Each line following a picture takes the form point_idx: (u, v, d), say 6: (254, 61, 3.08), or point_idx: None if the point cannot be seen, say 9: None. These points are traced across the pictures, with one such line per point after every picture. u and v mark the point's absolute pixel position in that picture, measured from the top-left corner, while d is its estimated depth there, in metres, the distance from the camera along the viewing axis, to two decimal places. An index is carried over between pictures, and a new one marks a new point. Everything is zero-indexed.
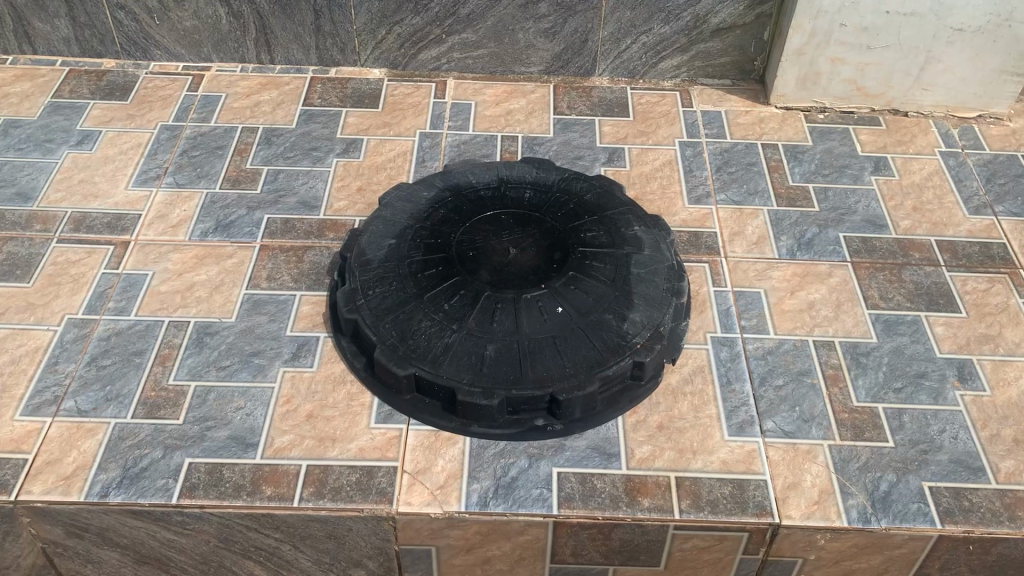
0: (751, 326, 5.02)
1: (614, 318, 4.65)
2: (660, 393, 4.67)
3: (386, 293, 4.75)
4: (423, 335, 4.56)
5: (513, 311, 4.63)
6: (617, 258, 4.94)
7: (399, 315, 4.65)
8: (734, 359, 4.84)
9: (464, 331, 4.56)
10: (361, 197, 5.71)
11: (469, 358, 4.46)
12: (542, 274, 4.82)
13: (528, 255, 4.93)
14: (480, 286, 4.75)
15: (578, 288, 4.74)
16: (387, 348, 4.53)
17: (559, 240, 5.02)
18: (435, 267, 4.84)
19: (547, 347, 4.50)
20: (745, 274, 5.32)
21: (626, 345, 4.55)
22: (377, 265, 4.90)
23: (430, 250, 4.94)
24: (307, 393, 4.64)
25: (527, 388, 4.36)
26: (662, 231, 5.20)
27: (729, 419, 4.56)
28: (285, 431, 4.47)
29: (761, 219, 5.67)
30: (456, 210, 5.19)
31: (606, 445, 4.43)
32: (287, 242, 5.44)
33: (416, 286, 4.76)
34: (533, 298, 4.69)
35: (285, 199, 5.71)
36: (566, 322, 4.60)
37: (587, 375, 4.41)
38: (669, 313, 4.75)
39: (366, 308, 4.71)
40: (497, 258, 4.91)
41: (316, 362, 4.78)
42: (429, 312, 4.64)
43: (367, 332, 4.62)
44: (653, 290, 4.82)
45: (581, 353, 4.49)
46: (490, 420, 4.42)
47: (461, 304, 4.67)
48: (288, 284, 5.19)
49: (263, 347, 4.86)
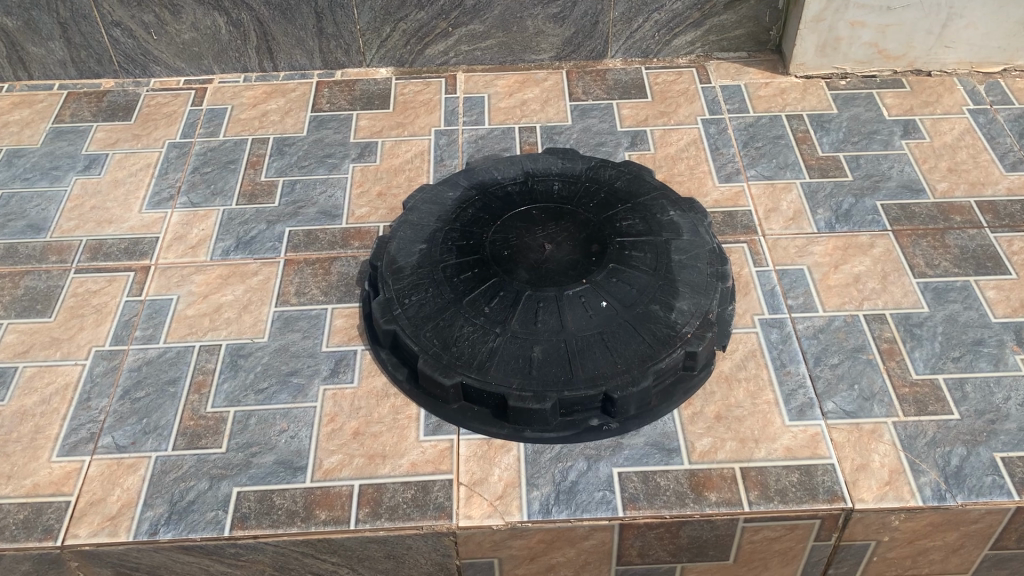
0: (798, 305, 4.88)
1: (661, 308, 4.50)
2: (714, 382, 4.53)
3: (423, 301, 4.60)
4: (466, 342, 4.42)
5: (557, 310, 4.49)
6: (656, 246, 4.79)
7: (439, 322, 4.50)
8: (785, 340, 4.70)
9: (508, 335, 4.41)
10: (383, 202, 5.54)
11: (517, 361, 4.32)
12: (581, 269, 4.67)
13: (565, 250, 4.78)
14: (519, 285, 4.60)
15: (621, 280, 4.60)
16: (431, 358, 4.38)
17: (594, 232, 4.87)
18: (471, 270, 4.69)
19: (595, 344, 4.36)
20: (786, 251, 5.17)
21: (676, 335, 4.41)
22: (410, 273, 4.74)
23: (463, 252, 4.79)
24: (350, 410, 4.49)
25: (580, 389, 4.22)
26: (698, 214, 5.05)
27: (788, 404, 4.42)
28: (332, 451, 4.33)
29: (795, 193, 5.52)
30: (485, 208, 5.03)
31: (665, 441, 4.30)
32: (312, 254, 5.27)
33: (454, 291, 4.61)
34: (575, 294, 4.54)
35: (305, 209, 5.55)
36: (612, 317, 4.46)
37: (640, 370, 4.27)
38: (715, 299, 4.60)
39: (404, 317, 4.56)
40: (533, 255, 4.76)
41: (357, 377, 4.63)
42: (470, 317, 4.50)
43: (408, 342, 4.47)
44: (697, 276, 4.67)
45: (631, 348, 4.35)
46: (543, 424, 4.27)
47: (502, 306, 4.53)
48: (318, 297, 5.03)
49: (300, 365, 4.70)
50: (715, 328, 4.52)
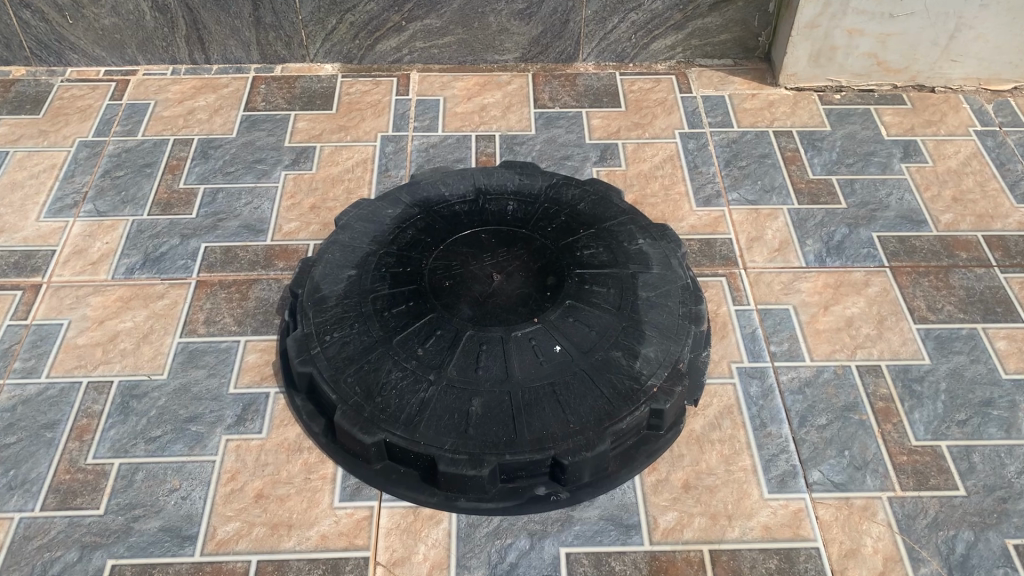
0: (782, 352, 4.25)
1: (624, 356, 3.85)
2: (683, 443, 3.89)
3: (347, 339, 3.93)
4: (393, 390, 3.75)
5: (502, 355, 3.83)
6: (622, 281, 4.14)
7: (364, 365, 3.84)
8: (766, 395, 4.07)
9: (444, 383, 3.75)
10: (315, 216, 4.87)
11: (451, 416, 3.66)
12: (534, 307, 4.02)
13: (516, 283, 4.13)
14: (460, 324, 3.95)
15: (578, 321, 3.95)
16: (350, 409, 3.72)
17: (551, 262, 4.21)
18: (405, 303, 4.03)
19: (544, 398, 3.70)
20: (769, 288, 4.54)
21: (641, 388, 3.76)
22: (334, 304, 4.07)
23: (397, 282, 4.12)
24: (255, 467, 3.83)
25: (524, 452, 3.56)
26: (671, 243, 4.41)
27: (767, 473, 3.79)
28: (229, 517, 3.67)
29: (782, 221, 4.89)
30: (427, 230, 4.36)
31: (622, 514, 3.66)
32: (229, 276, 4.60)
33: (383, 328, 3.95)
34: (524, 337, 3.89)
35: (225, 223, 4.87)
36: (566, 365, 3.81)
37: (596, 431, 3.62)
38: (688, 345, 3.96)
39: (323, 358, 3.89)
40: (479, 288, 4.11)
41: (266, 427, 3.97)
42: (399, 360, 3.84)
43: (325, 388, 3.80)
44: (667, 318, 4.03)
45: (587, 403, 3.70)
46: (480, 492, 3.62)
47: (438, 348, 3.87)
48: (230, 328, 4.36)
49: (202, 410, 4.04)
50: (686, 381, 3.87)
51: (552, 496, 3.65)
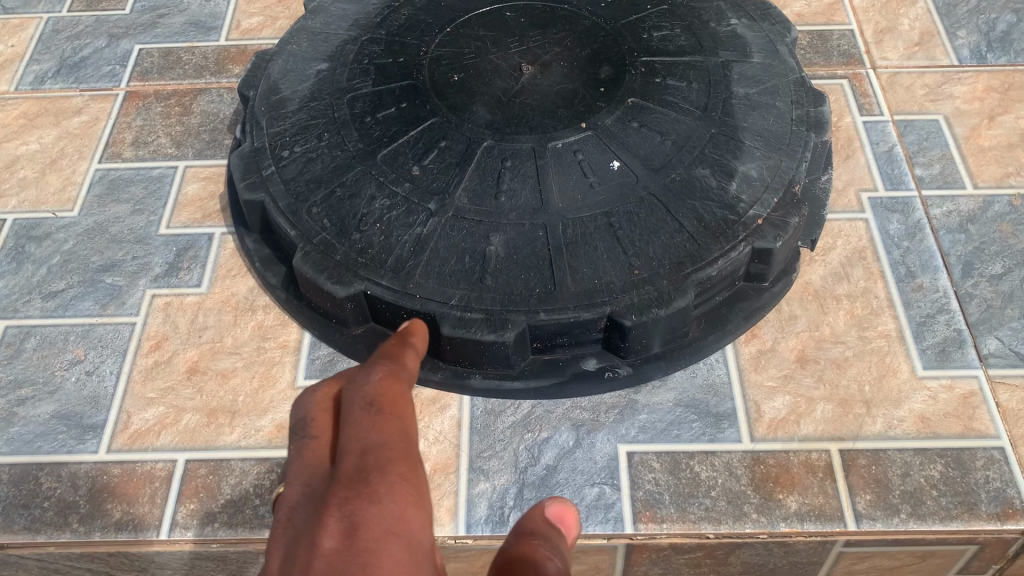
0: (933, 178, 3.00)
1: (712, 175, 2.65)
2: (795, 300, 2.71)
3: (312, 155, 2.77)
4: (377, 224, 2.60)
5: (535, 174, 2.65)
6: (709, 73, 2.88)
7: (335, 190, 2.68)
8: (914, 234, 2.85)
9: (450, 215, 2.59)
10: (286, 9, 3.66)
11: (459, 259, 2.51)
12: (581, 105, 2.78)
13: (556, 73, 2.86)
14: (474, 130, 2.74)
15: (645, 127, 2.73)
16: (315, 250, 2.58)
17: (605, 45, 2.93)
18: (395, 104, 2.82)
19: (596, 234, 2.54)
20: (909, 93, 3.25)
21: (738, 221, 2.57)
22: (297, 110, 2.89)
23: (385, 76, 2.90)
24: (189, 331, 2.73)
25: (566, 310, 2.42)
26: (777, 24, 3.11)
27: (920, 342, 2.61)
28: (150, 400, 2.60)
29: (922, 6, 3.55)
30: (430, 8, 3.10)
31: (710, 399, 2.52)
32: (168, 85, 3.43)
33: (364, 139, 2.77)
34: (566, 147, 2.68)
35: (167, 19, 3.67)
36: (628, 188, 2.61)
37: (673, 279, 2.46)
38: (804, 161, 2.73)
39: (279, 182, 2.73)
40: (502, 80, 2.85)
41: (207, 278, 2.85)
42: (386, 183, 2.67)
43: (281, 224, 2.66)
44: (774, 123, 2.79)
45: (658, 242, 2.52)
46: (503, 366, 2.49)
47: (442, 166, 2.68)
48: (166, 150, 3.22)
49: (121, 255, 2.93)
50: (803, 210, 2.66)
51: (608, 372, 2.51)
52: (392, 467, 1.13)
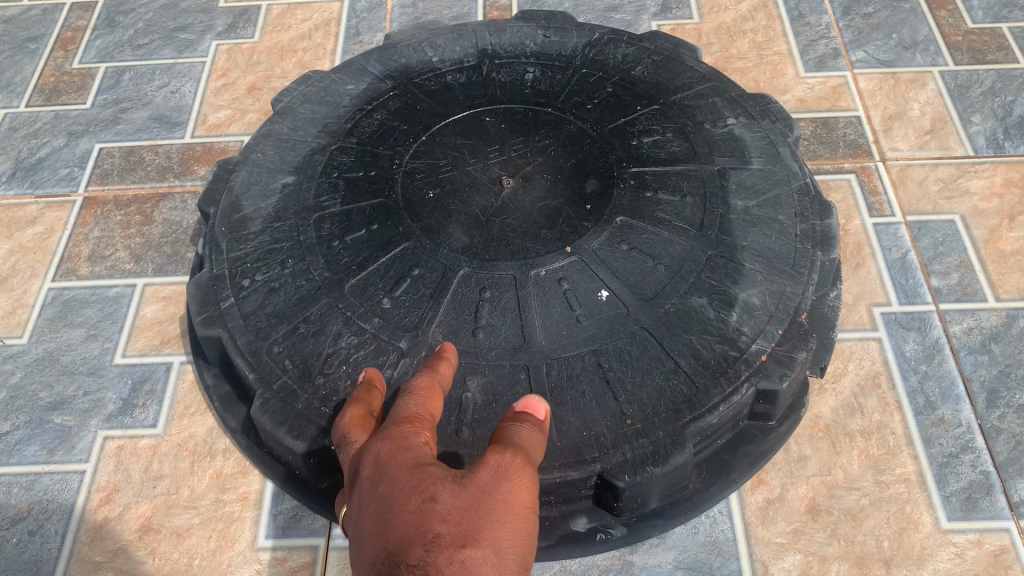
0: (951, 288, 2.77)
1: (709, 304, 2.42)
2: (803, 438, 2.47)
3: (275, 284, 2.54)
4: (343, 366, 2.37)
5: (515, 307, 2.42)
6: (704, 183, 2.66)
7: (299, 326, 2.45)
8: (932, 357, 2.62)
9: (423, 355, 2.36)
10: (256, 101, 3.46)
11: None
12: (565, 225, 2.55)
13: (539, 188, 2.64)
14: (449, 256, 2.51)
15: (636, 250, 2.50)
16: (275, 396, 2.35)
17: (592, 154, 2.71)
18: (365, 226, 2.60)
19: (583, 376, 2.30)
20: (921, 189, 3.02)
21: (739, 357, 2.34)
22: (259, 230, 2.66)
23: (355, 192, 2.68)
24: (143, 480, 2.51)
25: (551, 469, 2.17)
26: (778, 122, 2.89)
27: (943, 487, 2.37)
28: (96, 565, 2.36)
29: (933, 88, 3.33)
30: (404, 112, 2.89)
31: (713, 560, 2.28)
32: (129, 190, 3.22)
33: (331, 266, 2.54)
34: (550, 276, 2.46)
35: (131, 113, 3.47)
36: (618, 322, 2.38)
37: (669, 430, 2.22)
38: (811, 284, 2.50)
39: (238, 316, 2.51)
40: (480, 197, 2.63)
41: (164, 416, 2.63)
42: (353, 318, 2.44)
43: (239, 364, 2.43)
44: (776, 239, 2.56)
45: (653, 385, 2.29)
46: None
47: (414, 297, 2.45)
48: (125, 265, 3.00)
49: (72, 390, 2.71)
50: (811, 340, 2.43)
51: (599, 533, 2.27)
52: (425, 418, 1.73)
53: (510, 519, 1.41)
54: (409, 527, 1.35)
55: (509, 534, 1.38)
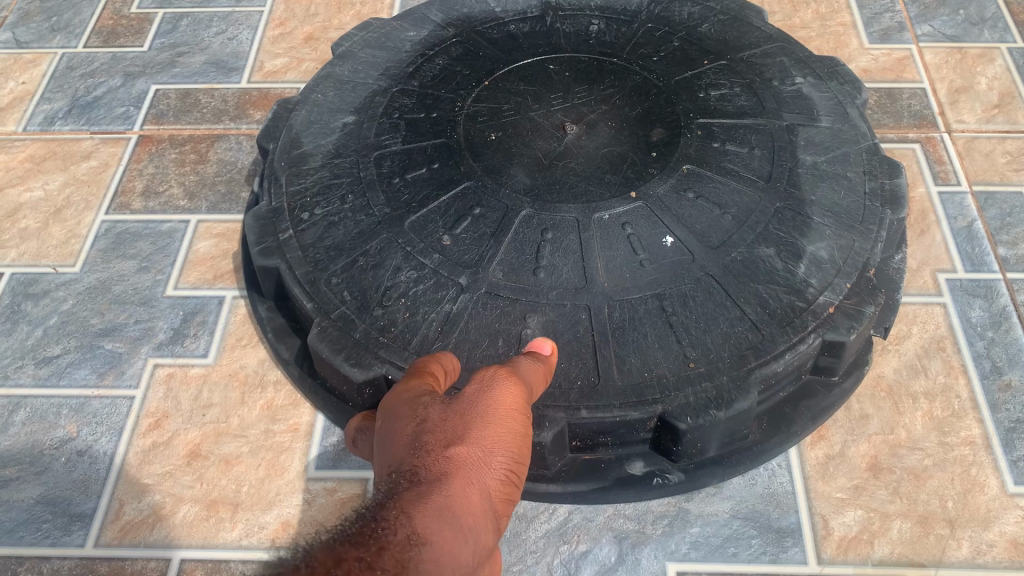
0: (1018, 258, 2.71)
1: (777, 255, 2.36)
2: (865, 397, 2.42)
3: (334, 217, 2.51)
4: (401, 299, 2.34)
5: (578, 248, 2.37)
6: (772, 138, 2.61)
7: (358, 259, 2.42)
8: (998, 324, 2.56)
9: (482, 292, 2.32)
10: (313, 50, 3.45)
11: (492, 343, 2.24)
12: (630, 171, 2.51)
13: (603, 134, 2.60)
14: (511, 196, 2.47)
15: (702, 198, 2.46)
16: (332, 326, 2.32)
17: (658, 104, 2.67)
18: (426, 164, 2.57)
19: (646, 319, 2.25)
20: (989, 161, 2.96)
21: (806, 308, 2.28)
22: (319, 166, 2.64)
23: (416, 132, 2.65)
24: (192, 408, 2.49)
25: (611, 407, 2.12)
26: (846, 84, 2.84)
27: (1010, 451, 2.31)
28: (145, 487, 2.34)
29: (1001, 64, 3.27)
30: (467, 58, 2.87)
31: (771, 512, 2.23)
32: (185, 130, 3.21)
33: (391, 201, 2.51)
34: (613, 220, 2.42)
35: (187, 57, 3.47)
36: (682, 268, 2.33)
37: (734, 375, 2.16)
38: (880, 241, 2.45)
39: (296, 247, 2.48)
40: (543, 141, 2.60)
41: (214, 347, 2.61)
42: (413, 253, 2.41)
43: (296, 294, 2.40)
44: (845, 196, 2.51)
45: (718, 331, 2.23)
46: (536, 467, 2.18)
47: (475, 235, 2.42)
48: (178, 201, 2.99)
49: (123, 319, 2.69)
50: (879, 296, 2.37)
51: (656, 478, 2.21)
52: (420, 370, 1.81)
53: (498, 419, 1.48)
54: (399, 455, 1.41)
55: (495, 431, 1.45)
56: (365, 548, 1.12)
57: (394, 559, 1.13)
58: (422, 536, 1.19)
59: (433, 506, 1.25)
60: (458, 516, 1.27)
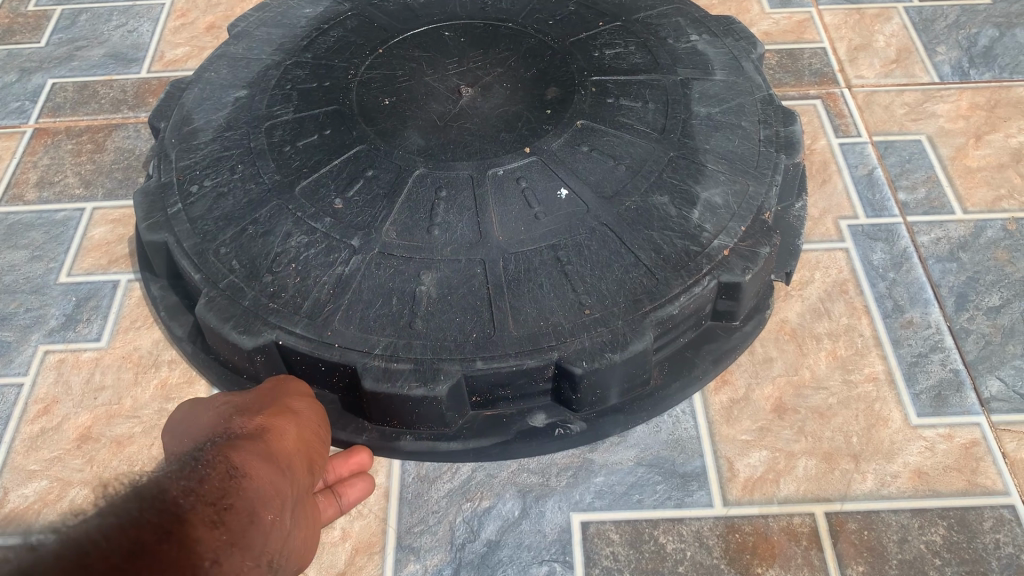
0: (918, 202, 2.73)
1: (671, 202, 2.35)
2: (769, 343, 2.41)
3: (224, 188, 2.45)
4: (292, 265, 2.26)
5: (473, 205, 2.34)
6: (666, 92, 2.62)
7: (247, 227, 2.35)
8: (899, 265, 2.56)
9: (375, 252, 2.26)
10: (214, 38, 3.40)
11: (386, 302, 2.17)
12: (524, 129, 2.49)
13: (498, 95, 2.58)
14: (405, 158, 2.44)
15: (596, 151, 2.44)
16: (221, 296, 2.23)
17: (553, 64, 2.67)
18: (318, 131, 2.53)
19: (541, 269, 2.21)
20: (887, 113, 2.99)
21: (701, 252, 2.26)
22: (210, 140, 2.58)
23: (308, 102, 2.61)
24: (83, 392, 2.40)
25: (507, 357, 2.07)
26: (742, 41, 2.86)
27: (913, 386, 2.30)
28: (31, 473, 2.24)
29: (898, 22, 3.32)
30: (362, 30, 2.84)
31: (676, 457, 2.19)
32: (82, 121, 3.14)
33: (282, 170, 2.45)
34: (508, 175, 2.39)
35: (86, 51, 3.40)
36: (577, 219, 2.31)
37: (629, 318, 2.13)
38: (775, 185, 2.44)
39: (184, 220, 2.41)
40: (438, 104, 2.57)
41: (108, 331, 2.53)
42: (304, 218, 2.34)
43: (184, 267, 2.32)
44: (740, 143, 2.52)
45: (612, 277, 2.20)
46: (437, 425, 2.14)
47: (368, 198, 2.37)
48: (73, 190, 2.91)
49: (13, 308, 2.60)
50: (778, 238, 2.36)
51: (558, 429, 2.17)
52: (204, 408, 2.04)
53: (296, 391, 2.01)
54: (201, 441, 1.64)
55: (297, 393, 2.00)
56: (190, 477, 1.25)
57: (215, 485, 1.28)
58: (241, 468, 1.39)
59: (249, 453, 1.47)
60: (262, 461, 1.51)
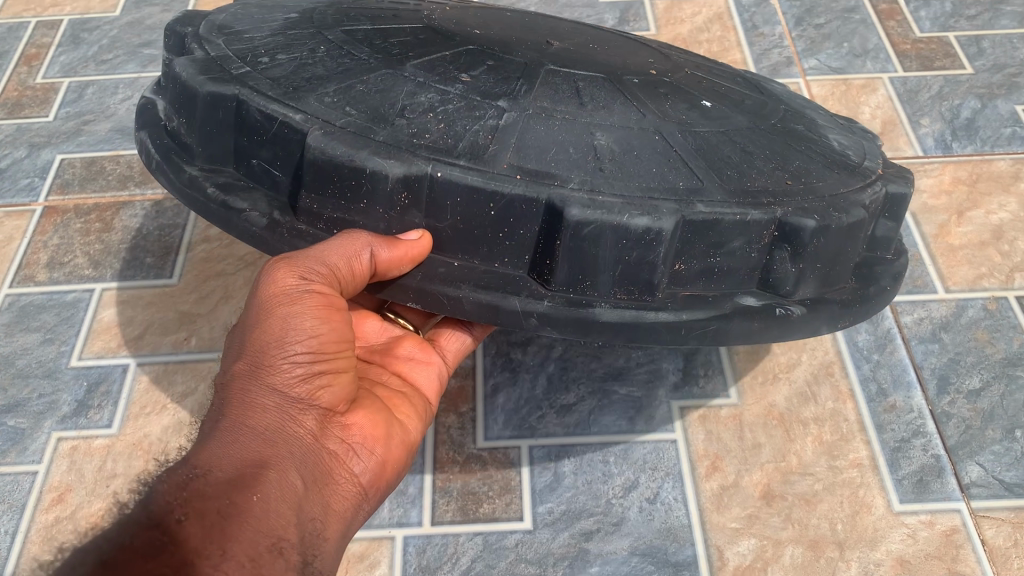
0: (902, 280, 2.82)
1: (809, 131, 2.25)
2: (758, 427, 2.49)
3: (307, 58, 2.15)
4: (430, 113, 1.98)
5: (623, 91, 2.09)
6: (747, 79, 2.52)
7: (357, 84, 2.05)
8: (883, 347, 2.66)
9: (531, 108, 2.00)
10: None
11: (563, 150, 1.93)
12: (641, 67, 2.25)
13: (591, 50, 2.31)
14: (526, 55, 2.16)
15: (721, 87, 2.29)
16: (342, 135, 1.94)
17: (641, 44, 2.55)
18: (413, 30, 2.24)
19: (720, 146, 2.02)
20: None
21: (860, 166, 2.16)
22: (273, 32, 2.28)
23: (394, 13, 2.34)
24: (95, 481, 2.48)
25: (730, 206, 1.89)
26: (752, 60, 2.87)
27: (896, 471, 2.39)
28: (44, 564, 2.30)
29: (883, 93, 3.41)
30: None
31: (668, 546, 2.27)
32: (90, 199, 3.22)
33: (382, 43, 2.18)
34: (645, 82, 2.16)
35: (92, 125, 3.49)
36: (735, 124, 2.12)
37: (831, 191, 2.01)
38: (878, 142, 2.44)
39: (262, 79, 2.11)
40: (533, 39, 2.29)
41: (119, 417, 2.62)
42: (427, 82, 2.05)
43: (276, 110, 2.01)
44: (823, 111, 2.49)
45: (788, 160, 2.05)
46: (639, 293, 1.90)
47: (499, 78, 2.07)
48: (82, 272, 3.00)
49: (28, 394, 2.68)
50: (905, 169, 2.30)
51: (780, 309, 1.96)
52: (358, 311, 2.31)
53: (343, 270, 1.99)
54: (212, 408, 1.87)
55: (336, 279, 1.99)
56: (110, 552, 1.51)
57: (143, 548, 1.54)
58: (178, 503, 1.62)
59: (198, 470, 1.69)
60: (239, 426, 1.80)
